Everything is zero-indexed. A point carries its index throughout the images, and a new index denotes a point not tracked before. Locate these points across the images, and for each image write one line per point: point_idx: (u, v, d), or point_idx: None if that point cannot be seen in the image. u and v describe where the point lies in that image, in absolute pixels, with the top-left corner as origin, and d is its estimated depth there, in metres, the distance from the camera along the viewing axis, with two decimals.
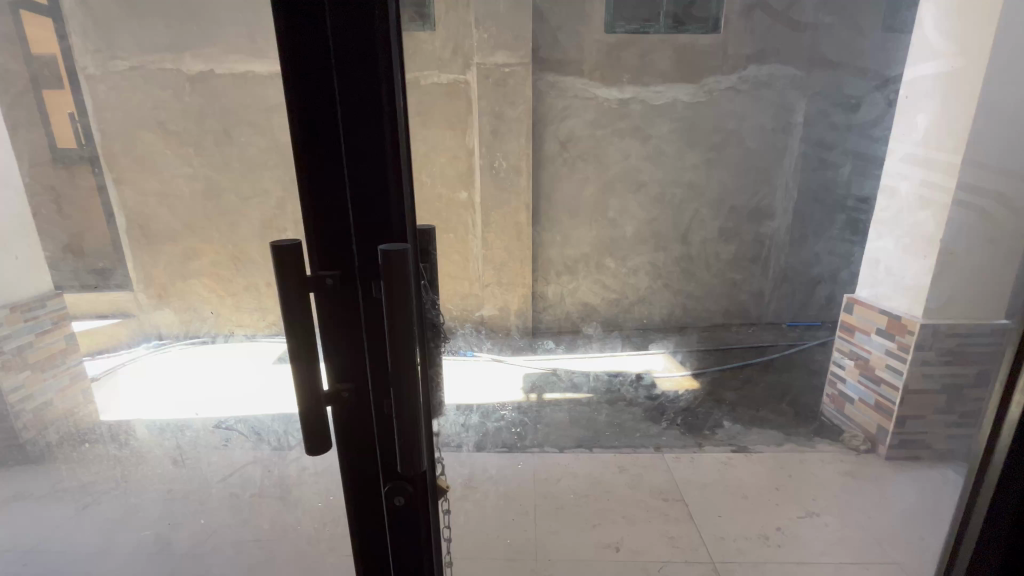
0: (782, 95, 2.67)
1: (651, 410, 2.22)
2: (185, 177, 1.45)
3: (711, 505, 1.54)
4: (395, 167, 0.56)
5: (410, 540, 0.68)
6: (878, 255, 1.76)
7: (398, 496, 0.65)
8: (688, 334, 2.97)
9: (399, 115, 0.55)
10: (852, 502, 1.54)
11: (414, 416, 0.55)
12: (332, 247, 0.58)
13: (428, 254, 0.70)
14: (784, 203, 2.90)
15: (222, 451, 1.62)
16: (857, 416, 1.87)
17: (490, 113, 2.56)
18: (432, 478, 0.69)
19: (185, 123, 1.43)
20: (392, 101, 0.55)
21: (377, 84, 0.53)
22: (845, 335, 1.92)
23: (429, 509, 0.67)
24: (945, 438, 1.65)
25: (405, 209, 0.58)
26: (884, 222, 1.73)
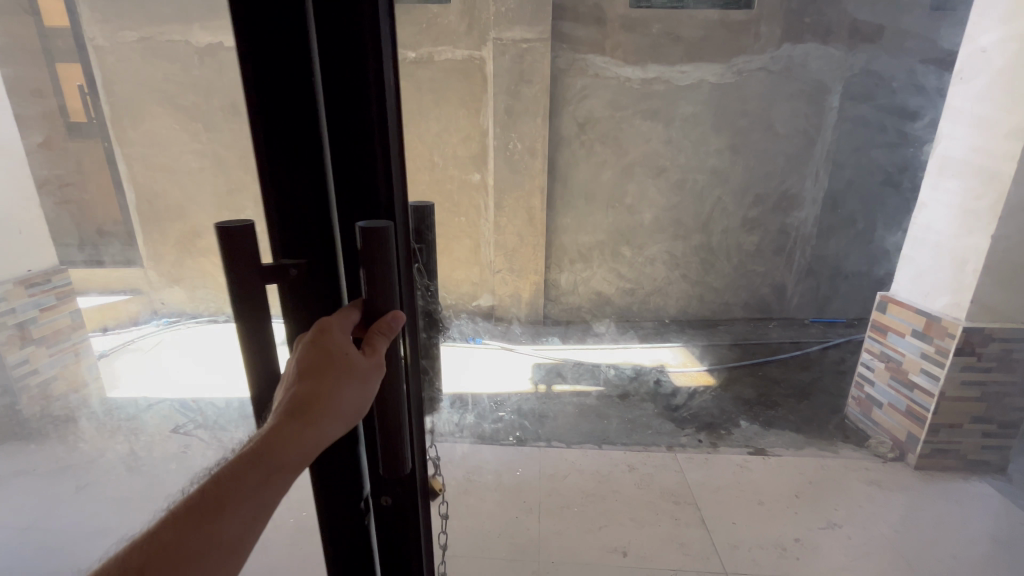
0: (818, 77, 2.49)
1: (667, 406, 2.15)
2: (190, 153, 2.10)
3: (725, 510, 1.47)
4: (381, 138, 0.50)
5: (397, 544, 0.64)
6: (950, 256, 1.53)
7: (385, 495, 0.63)
8: (719, 331, 2.86)
9: (387, 76, 0.49)
10: (876, 514, 1.45)
11: (396, 417, 0.51)
12: (302, 232, 0.51)
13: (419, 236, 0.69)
14: (814, 192, 2.73)
15: (180, 456, 1.51)
16: (885, 421, 1.78)
17: (506, 92, 2.43)
18: (422, 477, 0.67)
19: (190, 98, 2.09)
20: (381, 71, 0.49)
21: (365, 52, 0.47)
22: (876, 335, 1.82)
23: (419, 510, 0.64)
24: (980, 449, 1.57)
25: (395, 192, 0.53)
26: (962, 216, 1.50)
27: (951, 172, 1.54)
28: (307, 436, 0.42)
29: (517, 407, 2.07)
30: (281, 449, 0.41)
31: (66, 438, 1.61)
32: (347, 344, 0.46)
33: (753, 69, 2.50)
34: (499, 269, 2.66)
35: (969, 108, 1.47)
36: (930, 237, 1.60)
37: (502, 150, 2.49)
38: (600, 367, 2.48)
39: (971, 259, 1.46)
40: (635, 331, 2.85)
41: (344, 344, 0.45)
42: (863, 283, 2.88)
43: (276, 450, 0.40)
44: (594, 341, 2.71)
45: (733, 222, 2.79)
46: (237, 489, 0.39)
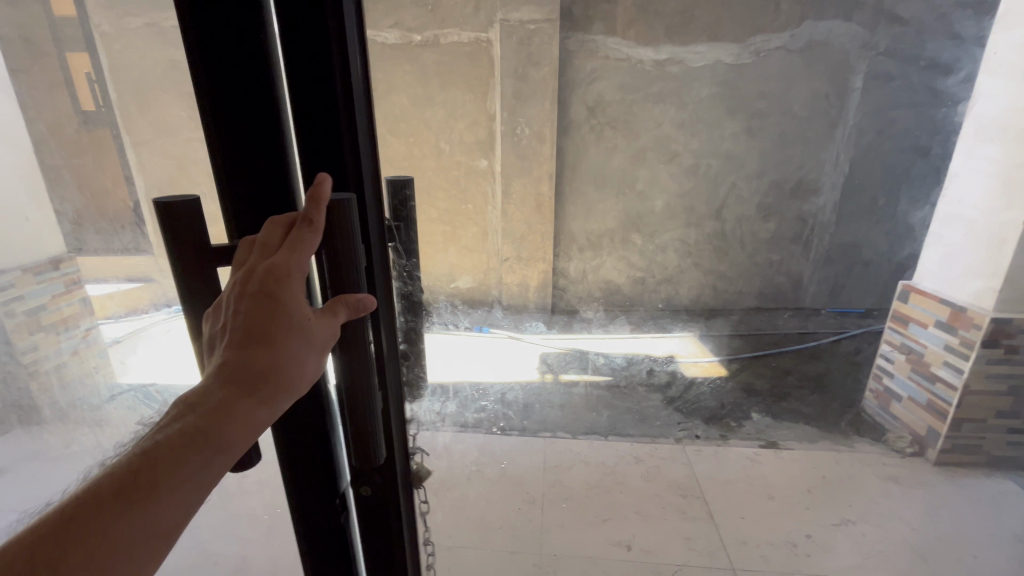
0: (842, 55, 2.36)
1: (675, 397, 2.10)
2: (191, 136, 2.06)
3: (734, 504, 1.43)
4: (346, 100, 0.52)
5: (378, 525, 0.69)
6: (984, 233, 1.45)
7: (365, 485, 0.65)
8: (716, 320, 2.84)
9: (351, 35, 0.51)
10: (892, 511, 1.40)
11: (367, 397, 0.55)
12: (259, 218, 0.55)
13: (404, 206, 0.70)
14: (833, 177, 2.62)
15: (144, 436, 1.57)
16: (904, 415, 1.72)
17: (513, 76, 2.36)
18: (403, 467, 0.69)
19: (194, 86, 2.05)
20: (346, 63, 0.51)
21: (329, 47, 0.50)
22: (897, 326, 1.76)
23: (398, 496, 0.68)
24: (1006, 445, 1.49)
25: (365, 178, 0.57)
26: (997, 184, 1.41)
27: (987, 138, 1.46)
28: (262, 401, 0.41)
29: (500, 395, 2.13)
30: (235, 418, 0.39)
31: (31, 428, 1.67)
32: (301, 309, 0.44)
33: (772, 48, 2.42)
34: (507, 258, 2.41)
35: (1010, 60, 1.36)
36: (963, 213, 1.52)
37: (510, 135, 2.39)
38: (587, 355, 2.51)
39: (1007, 237, 1.37)
40: (626, 318, 2.85)
41: (304, 311, 0.44)
42: (884, 272, 2.77)
43: (228, 419, 0.39)
44: (580, 329, 2.75)
45: (746, 210, 2.74)
46: (190, 458, 0.37)
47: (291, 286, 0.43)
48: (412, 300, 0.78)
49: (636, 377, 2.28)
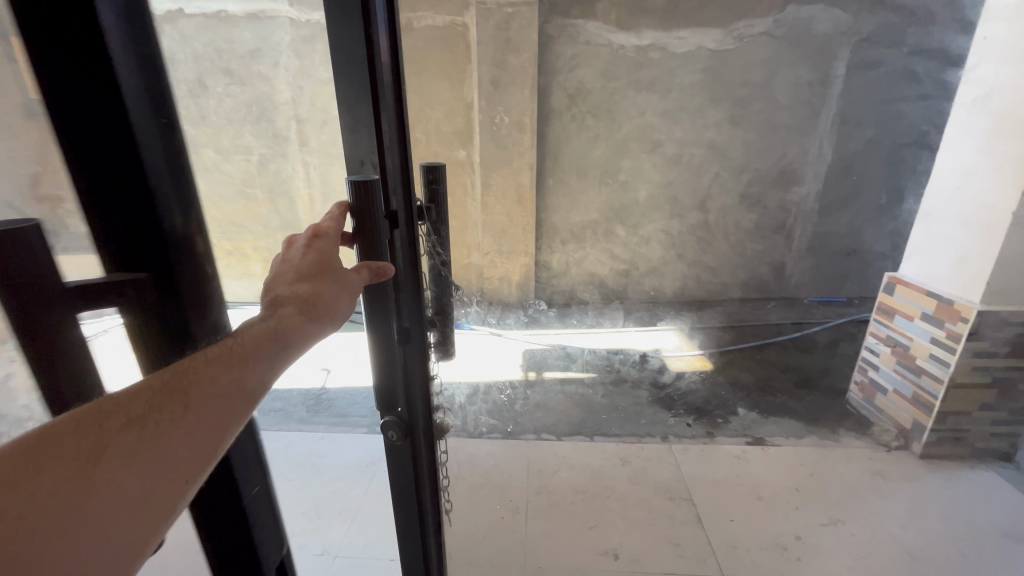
0: (823, 42, 2.34)
1: (661, 393, 2.04)
2: None
3: (722, 507, 1.40)
4: (374, 74, 0.55)
5: (400, 467, 0.75)
6: (968, 233, 1.43)
7: (391, 429, 0.71)
8: (699, 311, 2.77)
9: (374, 25, 0.54)
10: (882, 509, 1.37)
11: (385, 329, 0.65)
12: (133, 242, 0.46)
13: (436, 179, 0.75)
14: (817, 166, 2.58)
15: None
16: (889, 409, 1.70)
17: (491, 62, 2.26)
18: (425, 419, 0.75)
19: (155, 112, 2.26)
20: (374, 48, 0.55)
21: (360, 29, 0.53)
22: (882, 318, 1.73)
23: (418, 444, 0.74)
24: (988, 436, 1.53)
25: (389, 164, 0.60)
26: (983, 185, 1.39)
27: (969, 134, 1.43)
28: (307, 327, 0.52)
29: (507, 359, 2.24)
30: (291, 331, 0.51)
31: None
32: (339, 266, 0.57)
33: (756, 34, 2.34)
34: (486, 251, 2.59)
35: (1002, 54, 1.34)
36: (947, 210, 1.50)
37: (488, 124, 2.35)
38: (572, 350, 2.36)
39: (990, 233, 1.36)
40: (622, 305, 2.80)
41: (342, 266, 0.57)
42: (866, 261, 2.77)
43: (282, 332, 0.50)
44: (576, 320, 2.65)
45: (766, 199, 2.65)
46: (267, 349, 0.48)
47: (333, 250, 0.57)
48: (439, 272, 0.78)
49: (629, 377, 2.16)
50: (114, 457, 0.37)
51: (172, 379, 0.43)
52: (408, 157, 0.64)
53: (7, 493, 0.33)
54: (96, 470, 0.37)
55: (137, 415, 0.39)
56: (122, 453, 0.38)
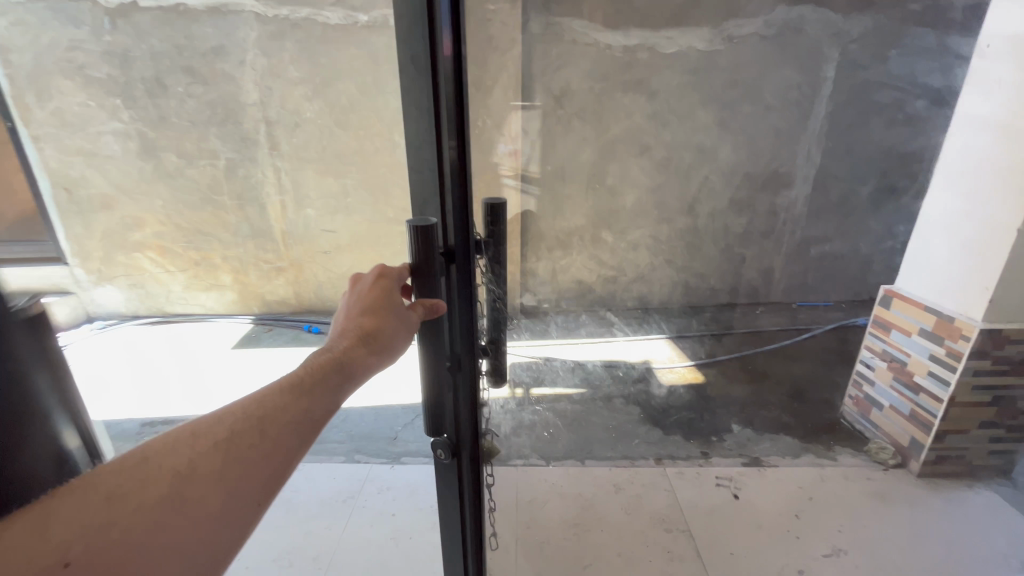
0: (812, 44, 2.26)
1: (652, 410, 1.99)
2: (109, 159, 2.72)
3: (721, 537, 1.34)
4: (437, 111, 0.62)
5: (444, 481, 0.84)
6: (963, 250, 1.39)
7: (440, 448, 0.80)
8: (688, 317, 2.67)
9: (441, 68, 0.61)
10: (883, 535, 1.33)
11: (438, 358, 0.73)
12: None
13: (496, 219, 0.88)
14: (806, 170, 2.53)
15: None
16: (886, 425, 1.66)
17: None
18: (472, 442, 0.83)
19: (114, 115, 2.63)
20: (439, 88, 0.62)
21: (426, 73, 0.60)
22: (878, 331, 1.70)
23: (464, 465, 0.82)
24: (987, 454, 1.47)
25: (446, 194, 0.66)
26: (977, 202, 1.36)
27: (964, 148, 1.40)
28: (368, 360, 0.63)
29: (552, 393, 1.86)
30: (351, 367, 0.62)
31: None
32: (399, 304, 0.67)
33: (745, 35, 2.26)
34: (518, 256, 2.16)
35: (998, 67, 1.29)
36: (942, 225, 1.46)
37: None
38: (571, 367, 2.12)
39: (985, 252, 1.32)
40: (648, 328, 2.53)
41: (401, 303, 0.67)
42: None
43: (347, 367, 0.62)
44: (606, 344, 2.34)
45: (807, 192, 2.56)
46: (331, 382, 0.60)
47: (393, 289, 0.68)
48: (495, 302, 0.92)
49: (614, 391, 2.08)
50: (214, 469, 0.49)
51: (258, 410, 0.55)
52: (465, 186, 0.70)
53: (138, 491, 0.46)
54: (200, 480, 0.49)
55: (231, 437, 0.52)
56: (218, 468, 0.50)
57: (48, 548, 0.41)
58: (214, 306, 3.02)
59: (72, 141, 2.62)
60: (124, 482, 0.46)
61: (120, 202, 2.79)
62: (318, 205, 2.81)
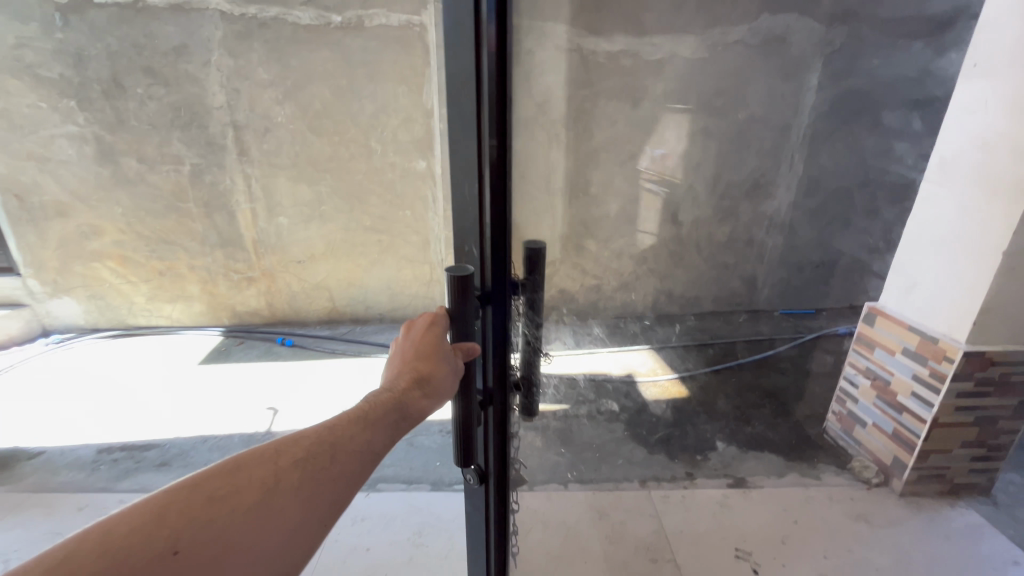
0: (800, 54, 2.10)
1: (637, 426, 1.97)
2: (95, 168, 2.94)
3: (705, 566, 1.35)
4: (481, 171, 0.79)
5: (476, 496, 1.05)
6: (942, 276, 1.39)
7: (471, 474, 1.01)
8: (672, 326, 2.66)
9: (485, 135, 0.77)
10: (867, 553, 1.31)
11: (467, 400, 0.89)
12: None
13: (536, 266, 1.00)
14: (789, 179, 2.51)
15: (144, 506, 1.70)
16: (868, 442, 1.65)
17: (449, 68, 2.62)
18: (495, 469, 1.01)
19: (102, 128, 2.87)
20: (488, 151, 0.78)
21: (482, 140, 0.77)
22: (862, 349, 1.69)
23: (487, 486, 1.02)
24: (968, 472, 1.43)
25: (486, 242, 0.83)
26: (956, 229, 1.34)
27: (949, 174, 1.38)
28: (421, 398, 0.77)
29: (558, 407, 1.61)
30: (406, 404, 0.75)
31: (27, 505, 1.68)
32: (444, 349, 0.81)
33: None
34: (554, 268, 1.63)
35: (982, 94, 1.27)
36: (926, 251, 1.45)
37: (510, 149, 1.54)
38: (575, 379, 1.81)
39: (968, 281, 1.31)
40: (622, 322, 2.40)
41: (446, 351, 0.81)
42: None
43: (403, 403, 0.75)
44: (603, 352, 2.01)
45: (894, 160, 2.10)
46: (390, 415, 0.73)
47: (442, 337, 0.81)
48: (531, 343, 1.06)
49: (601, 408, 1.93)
50: (293, 485, 0.62)
51: (331, 436, 0.68)
52: (504, 233, 0.85)
53: (238, 495, 0.59)
54: (280, 493, 0.61)
55: (307, 459, 0.65)
56: (295, 484, 0.62)
57: (165, 539, 0.52)
58: (179, 317, 3.29)
59: (24, 146, 2.87)
60: (223, 487, 0.59)
61: (75, 209, 3.02)
62: (291, 212, 3.09)
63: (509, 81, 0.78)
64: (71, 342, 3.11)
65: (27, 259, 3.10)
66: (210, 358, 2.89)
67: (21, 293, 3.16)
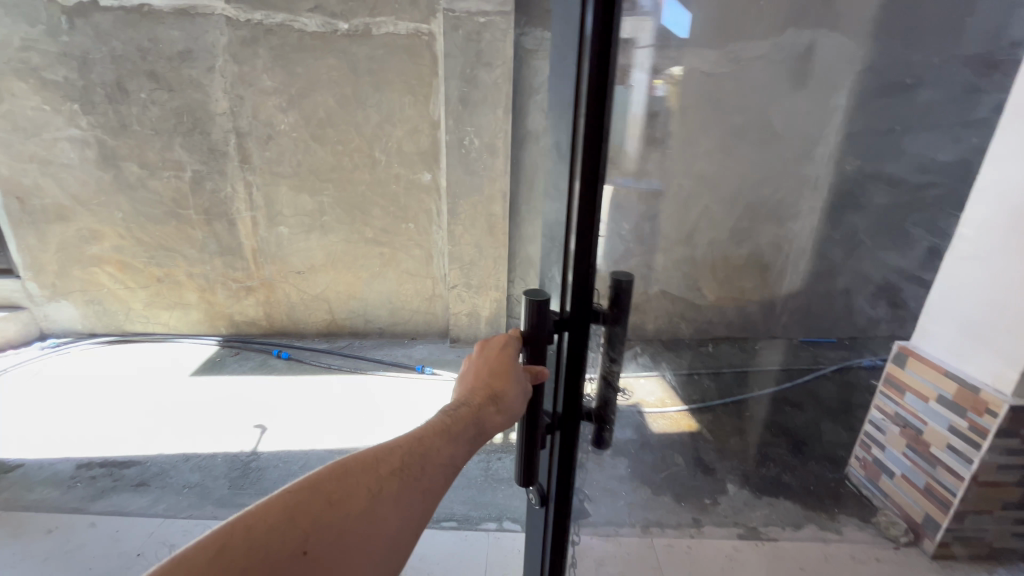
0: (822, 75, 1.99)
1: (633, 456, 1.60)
2: (96, 172, 2.94)
3: None
4: (572, 186, 0.76)
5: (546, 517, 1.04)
6: None
7: (534, 491, 1.02)
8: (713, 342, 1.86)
9: (580, 152, 0.73)
10: None
11: (530, 423, 0.89)
12: None
13: (622, 296, 0.86)
14: None
15: (112, 532, 1.68)
16: (896, 495, 1.28)
17: (460, 78, 2.57)
18: (555, 494, 0.99)
19: (104, 133, 2.86)
20: (583, 168, 0.74)
21: (577, 156, 0.74)
22: (891, 390, 1.36)
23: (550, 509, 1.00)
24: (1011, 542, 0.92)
25: (571, 261, 0.80)
26: None
27: None
28: (494, 414, 0.78)
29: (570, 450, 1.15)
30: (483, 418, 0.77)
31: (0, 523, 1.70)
32: (516, 373, 0.82)
33: None
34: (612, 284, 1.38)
35: None
36: None
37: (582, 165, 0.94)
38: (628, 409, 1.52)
39: None
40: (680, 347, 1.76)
41: (518, 373, 0.82)
42: None
43: (478, 418, 0.77)
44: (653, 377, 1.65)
45: None
46: (467, 428, 0.76)
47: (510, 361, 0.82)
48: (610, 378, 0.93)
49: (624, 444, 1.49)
50: (392, 488, 0.67)
51: (421, 443, 0.73)
52: (590, 255, 0.80)
53: (348, 496, 0.65)
54: (383, 496, 0.66)
55: (403, 466, 0.69)
56: (393, 488, 0.67)
57: (291, 541, 0.59)
58: (177, 323, 3.28)
59: (27, 148, 2.88)
60: (335, 489, 0.65)
61: (75, 212, 3.02)
62: (292, 221, 3.04)
63: (610, 97, 0.73)
64: (67, 347, 3.12)
65: (26, 261, 3.10)
66: (204, 368, 2.85)
67: (21, 296, 3.19)
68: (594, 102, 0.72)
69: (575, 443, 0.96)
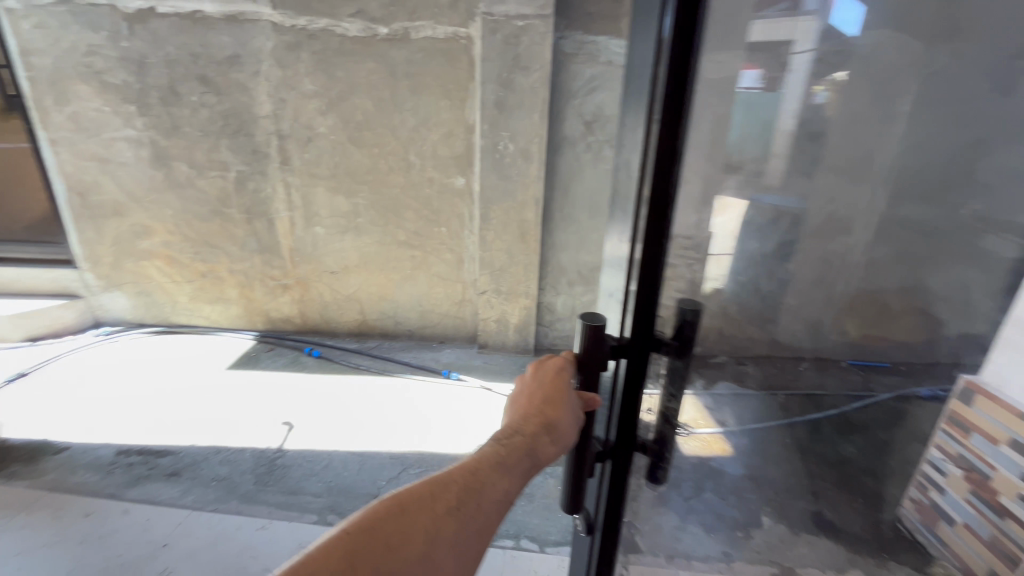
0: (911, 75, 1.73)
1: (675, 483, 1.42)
2: (149, 171, 3.10)
3: None
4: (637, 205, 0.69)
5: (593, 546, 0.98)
6: None
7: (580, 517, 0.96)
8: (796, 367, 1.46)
9: (650, 171, 0.66)
10: None
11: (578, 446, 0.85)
12: None
13: (692, 325, 0.75)
14: None
15: (142, 521, 1.78)
16: (955, 544, 1.15)
17: (497, 82, 2.54)
18: (602, 525, 0.92)
19: (157, 134, 3.02)
20: (649, 189, 0.67)
21: (647, 176, 0.67)
22: (955, 431, 1.21)
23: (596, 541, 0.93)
24: None
25: (634, 283, 0.73)
26: None
27: None
28: (550, 446, 0.78)
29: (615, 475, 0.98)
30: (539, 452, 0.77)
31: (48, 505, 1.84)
32: (568, 402, 0.81)
33: None
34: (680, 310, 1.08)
35: None
36: None
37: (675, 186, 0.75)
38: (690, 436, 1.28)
39: None
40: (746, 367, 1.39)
41: (571, 402, 0.81)
42: None
43: (533, 450, 0.77)
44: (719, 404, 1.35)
45: None
46: (522, 461, 0.77)
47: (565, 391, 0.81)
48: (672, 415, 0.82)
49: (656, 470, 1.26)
50: (447, 522, 0.69)
51: (475, 476, 0.74)
52: (654, 283, 0.72)
53: (406, 528, 0.67)
54: (438, 529, 0.68)
55: (458, 499, 0.71)
56: (450, 522, 0.69)
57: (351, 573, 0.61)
58: (217, 316, 3.41)
59: (88, 148, 3.07)
60: (392, 522, 0.67)
61: (129, 208, 3.20)
62: (327, 222, 3.11)
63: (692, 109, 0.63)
64: (118, 335, 3.32)
65: (85, 253, 3.31)
66: (240, 362, 2.95)
67: (78, 285, 3.40)
68: (674, 112, 0.62)
69: (627, 480, 0.87)
